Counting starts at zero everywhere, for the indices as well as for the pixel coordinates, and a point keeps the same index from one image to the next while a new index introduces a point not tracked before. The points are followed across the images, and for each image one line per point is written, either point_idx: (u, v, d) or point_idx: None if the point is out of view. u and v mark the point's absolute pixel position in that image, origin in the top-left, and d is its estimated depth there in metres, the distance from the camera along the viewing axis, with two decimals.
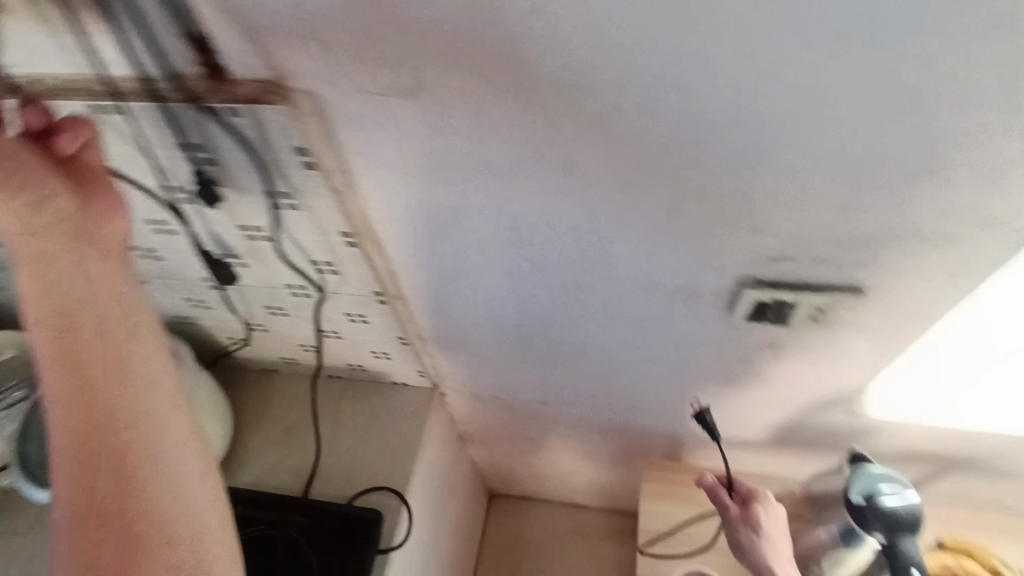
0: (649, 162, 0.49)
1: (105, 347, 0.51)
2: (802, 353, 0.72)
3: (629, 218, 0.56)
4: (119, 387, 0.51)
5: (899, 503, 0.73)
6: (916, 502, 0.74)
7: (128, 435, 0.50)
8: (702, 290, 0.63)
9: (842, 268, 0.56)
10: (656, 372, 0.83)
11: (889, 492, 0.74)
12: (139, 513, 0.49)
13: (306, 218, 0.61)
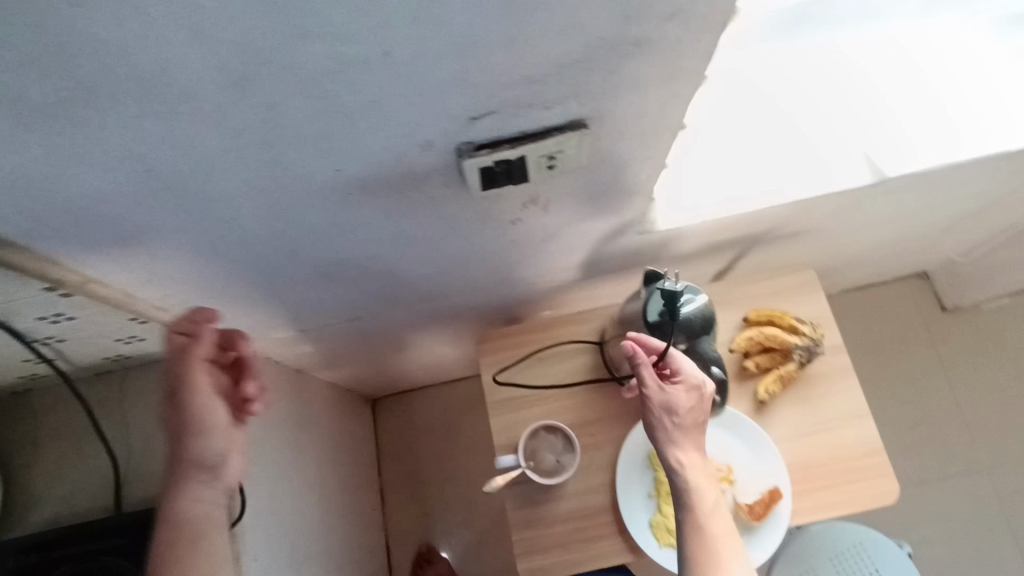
0: (237, 56, 0.36)
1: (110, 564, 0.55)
2: (567, 198, 0.67)
3: (275, 123, 0.43)
4: None
5: (691, 309, 0.76)
6: (708, 305, 0.78)
7: None
8: (422, 173, 0.54)
9: (548, 108, 0.48)
10: (438, 257, 0.76)
11: (682, 303, 0.76)
12: None
13: None
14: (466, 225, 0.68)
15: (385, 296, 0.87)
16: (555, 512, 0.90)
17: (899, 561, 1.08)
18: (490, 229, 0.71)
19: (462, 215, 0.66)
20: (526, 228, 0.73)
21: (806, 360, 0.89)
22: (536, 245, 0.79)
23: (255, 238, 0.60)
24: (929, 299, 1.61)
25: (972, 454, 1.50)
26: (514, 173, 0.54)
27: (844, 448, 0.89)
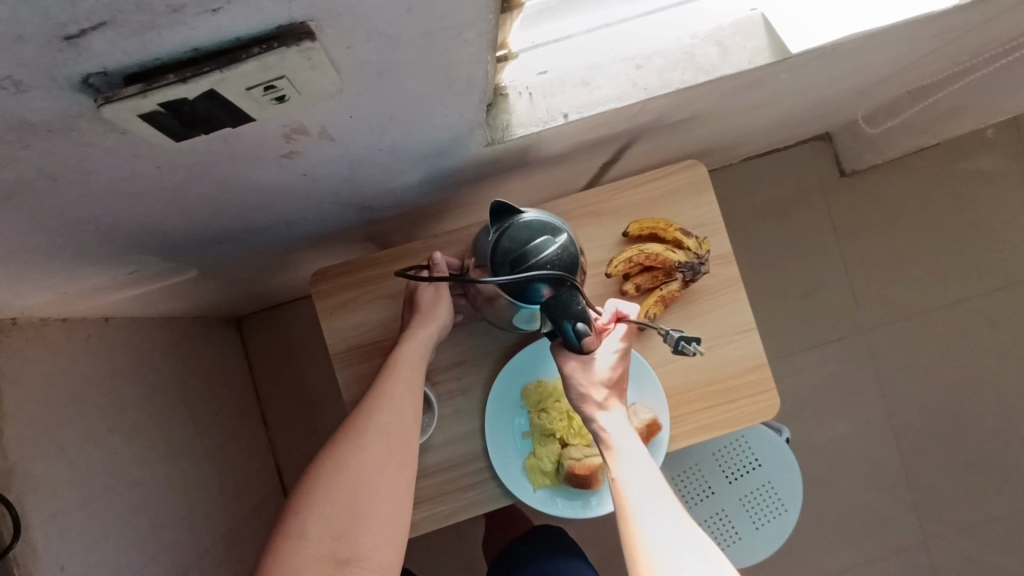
0: None
1: (361, 419, 0.69)
2: (354, 123, 0.46)
3: None
4: (381, 434, 0.68)
5: (547, 255, 0.61)
6: (571, 244, 0.62)
7: (312, 478, 0.65)
8: (52, 119, 0.32)
9: (217, 10, 0.27)
10: (199, 198, 0.53)
11: (537, 248, 0.61)
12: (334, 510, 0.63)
13: None
14: (215, 170, 0.47)
15: (165, 242, 0.66)
16: (419, 468, 0.77)
17: (778, 447, 1.10)
18: (262, 168, 0.50)
19: (198, 166, 0.45)
20: (319, 159, 0.52)
21: (691, 280, 0.78)
22: (344, 172, 0.58)
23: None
24: (829, 162, 1.54)
25: (857, 319, 1.54)
26: (210, 115, 0.33)
27: (724, 367, 0.80)
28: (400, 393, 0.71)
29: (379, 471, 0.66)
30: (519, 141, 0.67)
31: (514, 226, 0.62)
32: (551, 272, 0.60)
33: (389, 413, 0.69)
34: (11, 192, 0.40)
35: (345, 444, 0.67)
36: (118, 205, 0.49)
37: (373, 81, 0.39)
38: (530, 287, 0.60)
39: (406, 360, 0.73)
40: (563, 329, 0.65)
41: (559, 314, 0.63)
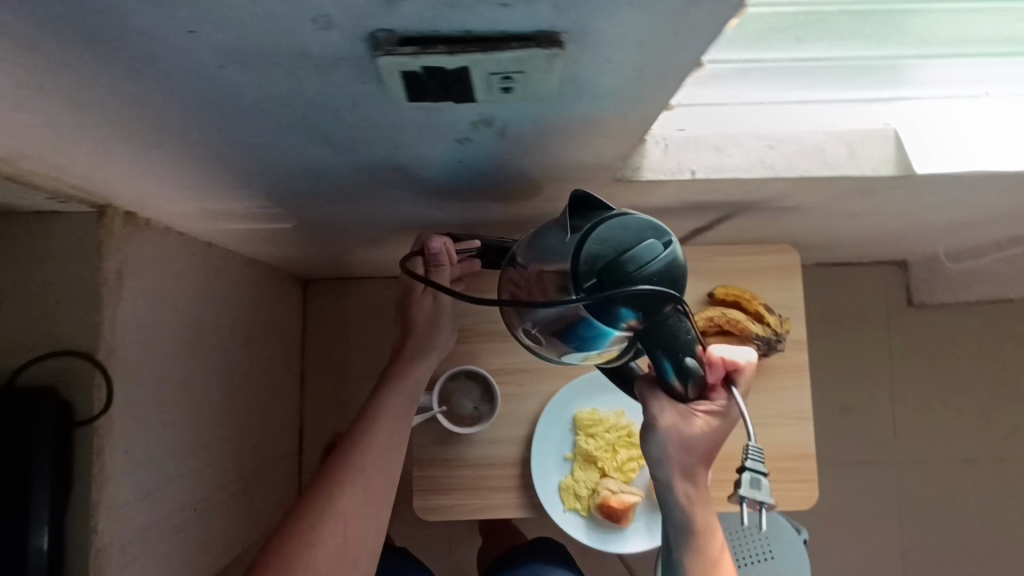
0: None
1: (343, 461, 0.71)
2: (532, 127, 0.52)
3: None
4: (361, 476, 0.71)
5: (646, 261, 0.57)
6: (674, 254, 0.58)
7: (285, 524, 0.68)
8: (327, 59, 0.38)
9: (506, 6, 0.33)
10: (367, 156, 0.60)
11: (630, 252, 0.57)
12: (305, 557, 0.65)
13: None
14: (402, 136, 0.53)
15: (309, 188, 0.72)
16: (461, 457, 0.81)
17: (795, 545, 1.09)
18: (435, 144, 0.56)
19: (392, 127, 0.51)
20: (482, 150, 0.58)
21: (762, 353, 0.82)
22: (490, 170, 0.65)
23: (96, 96, 0.43)
24: (900, 288, 1.55)
25: (892, 447, 1.52)
26: (448, 86, 0.39)
27: (772, 446, 0.83)
28: (384, 435, 0.74)
29: (363, 499, 0.70)
30: (642, 184, 0.72)
31: (606, 227, 0.58)
32: (646, 280, 0.56)
33: (374, 454, 0.72)
34: (245, 107, 0.46)
35: (337, 471, 0.70)
36: (305, 144, 0.56)
37: (572, 96, 0.45)
38: (621, 297, 0.56)
39: (394, 401, 0.76)
40: (672, 357, 0.63)
41: (669, 341, 0.62)
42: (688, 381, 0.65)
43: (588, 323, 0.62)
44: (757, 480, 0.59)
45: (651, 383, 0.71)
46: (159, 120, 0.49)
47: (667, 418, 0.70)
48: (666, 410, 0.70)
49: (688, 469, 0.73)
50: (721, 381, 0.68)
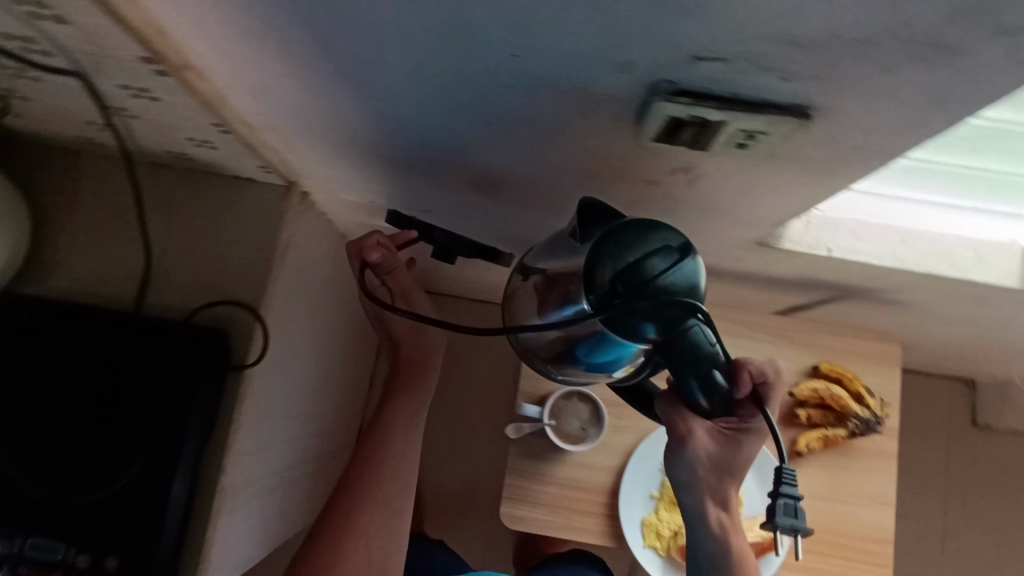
0: None
1: (363, 471, 0.86)
2: (723, 181, 0.58)
3: None
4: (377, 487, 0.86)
5: (661, 271, 0.53)
6: (691, 260, 0.55)
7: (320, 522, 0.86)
8: (602, 98, 0.46)
9: (783, 79, 0.40)
10: (555, 184, 0.68)
11: (645, 262, 0.54)
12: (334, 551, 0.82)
13: None
14: (603, 168, 0.61)
15: (476, 204, 0.80)
16: (553, 474, 0.85)
17: None
18: (624, 182, 0.63)
19: (602, 160, 0.58)
20: (659, 197, 0.65)
21: (859, 433, 0.84)
22: (651, 218, 0.71)
23: (385, 89, 0.52)
24: (966, 405, 1.55)
25: (939, 564, 1.48)
26: (695, 135, 0.46)
27: (853, 524, 0.84)
28: (394, 447, 0.88)
29: (379, 514, 0.85)
30: (777, 254, 0.78)
31: (615, 234, 0.55)
32: (663, 290, 0.53)
33: (389, 465, 0.87)
34: (495, 124, 0.54)
35: (354, 492, 0.86)
36: (512, 164, 0.64)
37: (779, 163, 0.52)
38: (637, 311, 0.53)
39: (399, 413, 0.90)
40: (693, 372, 0.60)
41: (689, 354, 0.59)
42: (711, 398, 0.62)
43: (604, 339, 0.60)
44: (792, 505, 0.59)
45: (672, 400, 0.72)
46: (412, 121, 0.57)
47: (697, 439, 0.72)
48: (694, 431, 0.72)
49: (717, 489, 0.74)
50: (749, 400, 0.67)
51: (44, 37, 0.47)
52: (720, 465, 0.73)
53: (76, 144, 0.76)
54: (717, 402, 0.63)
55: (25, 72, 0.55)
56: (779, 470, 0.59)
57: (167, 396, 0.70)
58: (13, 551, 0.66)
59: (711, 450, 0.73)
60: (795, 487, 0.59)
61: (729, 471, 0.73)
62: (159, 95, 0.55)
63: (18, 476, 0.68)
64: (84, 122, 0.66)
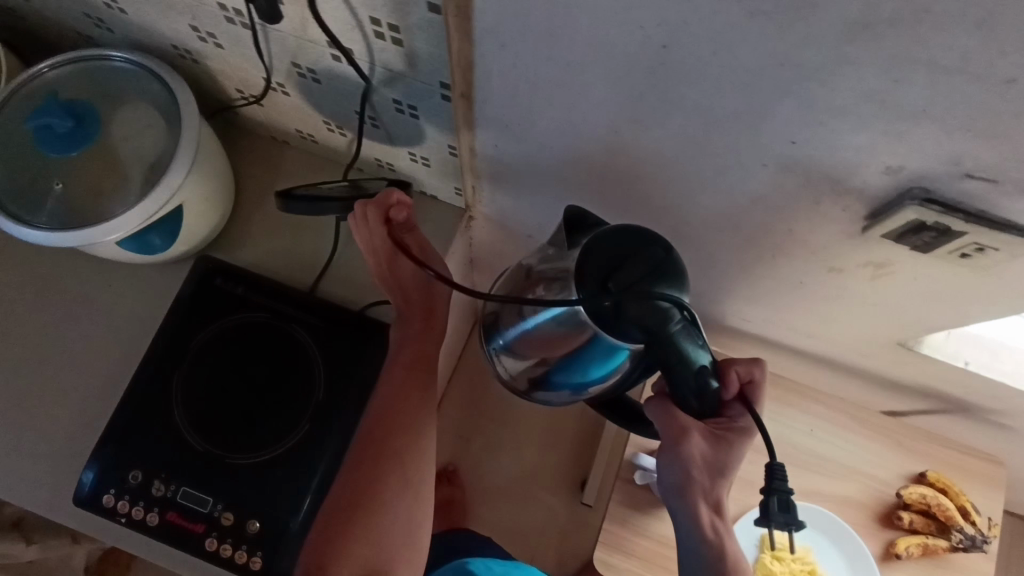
0: (894, 29, 0.35)
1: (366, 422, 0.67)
2: (906, 280, 0.63)
3: (816, 92, 0.42)
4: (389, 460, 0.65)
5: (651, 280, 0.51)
6: (676, 267, 0.53)
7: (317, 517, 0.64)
8: (845, 190, 0.52)
9: None
10: (731, 256, 0.73)
11: (629, 266, 0.52)
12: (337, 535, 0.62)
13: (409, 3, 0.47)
14: (793, 252, 0.66)
15: None
16: (652, 528, 0.88)
17: None
18: (803, 266, 0.68)
19: (799, 244, 0.64)
20: (830, 285, 0.70)
21: (962, 547, 0.86)
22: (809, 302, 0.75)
23: (633, 150, 0.58)
24: None
25: None
26: (926, 238, 0.51)
27: None
28: (403, 396, 0.67)
29: (394, 525, 0.63)
30: (912, 356, 0.81)
31: (602, 238, 0.53)
32: (651, 291, 0.51)
33: (401, 421, 0.66)
34: (719, 195, 0.60)
35: (348, 514, 0.63)
36: (704, 232, 0.69)
37: (980, 273, 0.56)
38: (628, 308, 0.50)
39: (402, 360, 0.68)
40: (683, 377, 0.53)
41: (679, 355, 0.52)
42: (702, 399, 0.55)
43: (594, 347, 0.57)
44: (785, 501, 0.59)
45: (661, 398, 0.60)
46: (635, 178, 0.64)
47: (692, 443, 0.58)
48: (688, 435, 0.58)
49: (708, 489, 0.61)
50: (734, 398, 0.60)
51: (368, 55, 0.55)
52: (713, 466, 0.59)
53: (290, 140, 0.84)
54: (709, 403, 0.56)
55: (314, 74, 0.63)
56: (771, 466, 0.60)
57: (329, 376, 0.74)
58: (167, 495, 0.70)
59: (703, 454, 0.59)
60: (786, 484, 0.59)
61: (718, 474, 0.60)
62: (422, 113, 0.62)
63: (184, 425, 0.72)
64: (322, 121, 0.74)
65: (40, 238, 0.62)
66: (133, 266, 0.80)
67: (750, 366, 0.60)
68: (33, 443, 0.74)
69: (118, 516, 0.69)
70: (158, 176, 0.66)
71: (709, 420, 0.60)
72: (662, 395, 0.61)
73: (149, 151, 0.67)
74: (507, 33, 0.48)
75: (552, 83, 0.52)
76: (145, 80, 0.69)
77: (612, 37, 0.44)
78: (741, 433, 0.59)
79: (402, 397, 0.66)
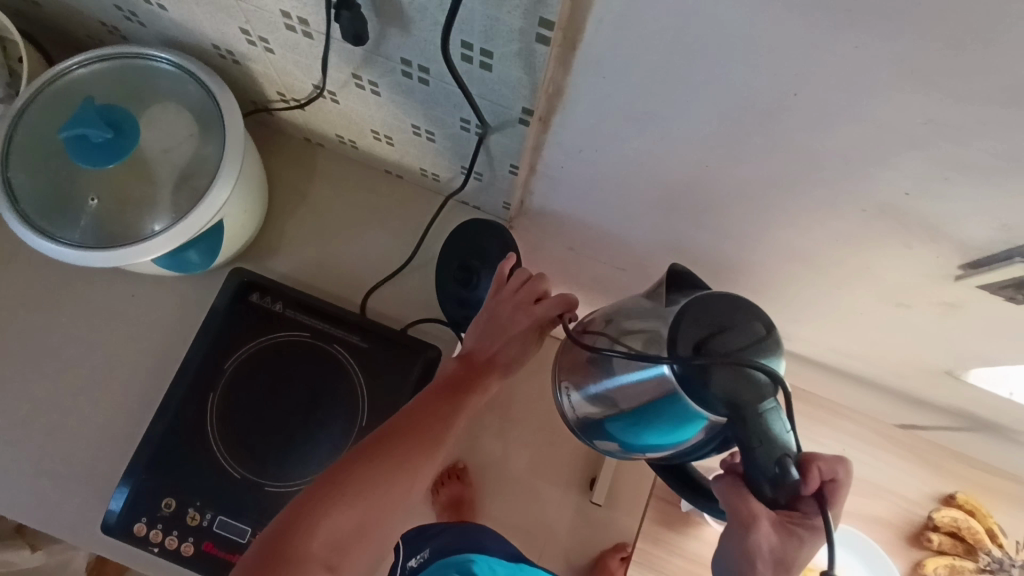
0: None
1: (408, 412, 0.60)
2: (979, 322, 0.62)
3: (945, 147, 0.41)
4: (417, 448, 0.58)
5: (743, 351, 0.48)
6: (772, 345, 0.49)
7: (321, 479, 0.56)
8: (946, 241, 0.50)
9: None
10: (791, 297, 0.71)
11: (722, 337, 0.48)
12: (333, 508, 0.54)
13: (510, 29, 0.44)
14: (862, 296, 0.64)
15: None
16: (691, 550, 0.87)
17: None
18: (868, 310, 0.67)
19: (872, 290, 0.62)
20: (891, 325, 0.69)
21: None
22: (861, 338, 0.75)
23: (718, 195, 0.56)
24: None
25: None
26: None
27: None
28: (446, 398, 0.61)
29: (372, 519, 0.55)
30: (960, 386, 0.79)
31: (702, 302, 0.50)
32: (746, 363, 0.47)
33: (440, 422, 0.60)
34: (798, 244, 0.58)
35: (335, 489, 0.55)
36: (767, 276, 0.67)
37: None
38: (715, 375, 0.47)
39: (456, 372, 0.63)
40: (764, 461, 0.48)
41: (762, 437, 0.48)
42: (778, 488, 0.50)
43: (670, 407, 0.52)
44: None
45: (733, 480, 0.54)
46: (708, 223, 0.61)
47: (761, 531, 0.52)
48: (758, 520, 0.52)
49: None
50: (812, 493, 0.52)
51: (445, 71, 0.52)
52: (780, 561, 0.52)
53: (328, 147, 0.80)
54: (784, 494, 0.50)
55: (374, 85, 0.59)
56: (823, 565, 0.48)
57: (372, 402, 0.70)
58: (202, 525, 0.67)
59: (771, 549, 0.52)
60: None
61: (785, 571, 0.53)
62: (488, 132, 0.59)
63: (221, 450, 0.69)
64: (370, 131, 0.70)
65: (73, 256, 0.57)
66: (161, 278, 0.76)
67: (842, 466, 0.53)
68: (56, 464, 0.70)
69: (150, 546, 0.66)
70: (197, 190, 0.61)
71: (781, 511, 0.53)
72: (733, 474, 0.55)
73: (183, 163, 0.62)
74: (614, 66, 0.43)
75: (650, 121, 0.48)
76: (182, 81, 0.64)
77: (732, 85, 0.42)
78: (814, 533, 0.52)
79: (446, 403, 0.61)
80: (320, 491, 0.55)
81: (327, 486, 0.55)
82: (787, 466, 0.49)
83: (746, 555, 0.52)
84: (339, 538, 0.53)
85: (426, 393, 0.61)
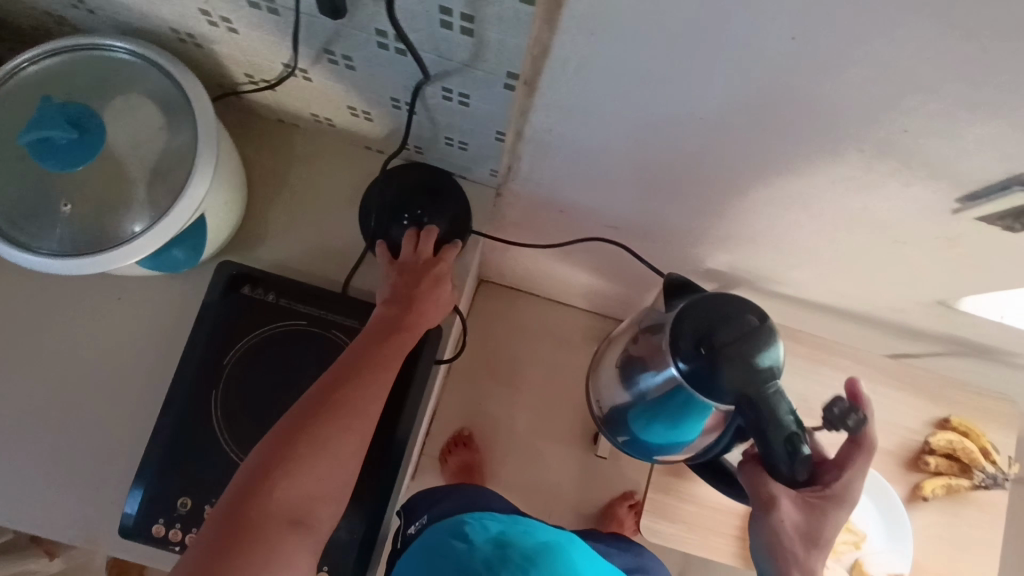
0: None
1: (336, 373, 0.57)
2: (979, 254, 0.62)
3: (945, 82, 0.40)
4: (353, 402, 0.56)
5: (745, 339, 0.51)
6: (774, 331, 0.51)
7: (262, 448, 0.54)
8: (945, 177, 0.50)
9: None
10: (789, 245, 0.71)
11: (722, 329, 0.52)
12: (287, 470, 0.52)
13: None
14: (859, 237, 0.64)
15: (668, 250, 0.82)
16: (704, 496, 0.90)
17: None
18: (865, 250, 0.67)
19: (869, 231, 0.62)
20: (888, 264, 0.69)
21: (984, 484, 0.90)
22: (858, 278, 0.75)
23: (711, 147, 0.54)
24: None
25: None
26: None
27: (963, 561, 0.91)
28: (376, 351, 0.59)
29: (330, 473, 0.54)
30: (954, 314, 0.80)
31: (700, 305, 0.54)
32: (746, 351, 0.50)
33: (374, 375, 0.58)
34: (795, 191, 0.58)
35: (290, 450, 0.52)
36: (765, 225, 0.67)
37: None
38: (722, 364, 0.50)
39: (378, 329, 0.61)
40: (777, 441, 0.49)
41: (769, 417, 0.49)
42: (793, 469, 0.50)
43: (682, 397, 0.59)
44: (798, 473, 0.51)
45: (751, 461, 0.62)
46: (703, 178, 0.60)
47: (782, 508, 0.59)
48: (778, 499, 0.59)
49: (801, 560, 0.59)
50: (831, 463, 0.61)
51: (423, 35, 0.49)
52: (808, 535, 0.59)
53: (304, 126, 0.77)
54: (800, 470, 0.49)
55: (348, 58, 0.56)
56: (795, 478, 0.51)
57: None
58: None
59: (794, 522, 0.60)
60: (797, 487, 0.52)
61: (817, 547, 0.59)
62: (472, 99, 0.57)
63: (229, 444, 0.68)
64: (346, 106, 0.67)
65: (55, 265, 0.55)
66: (147, 278, 0.74)
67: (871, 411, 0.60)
68: (66, 473, 0.69)
69: (171, 545, 0.65)
70: (173, 185, 0.58)
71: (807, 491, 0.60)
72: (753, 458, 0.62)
73: (155, 153, 0.59)
74: (603, 19, 0.41)
75: (641, 76, 0.47)
76: (143, 70, 0.60)
77: (727, 35, 0.40)
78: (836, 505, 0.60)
79: (373, 355, 0.59)
80: (266, 461, 0.52)
81: (272, 454, 0.53)
82: (794, 440, 0.49)
83: (773, 534, 0.59)
84: (302, 493, 0.52)
85: (350, 354, 0.59)
